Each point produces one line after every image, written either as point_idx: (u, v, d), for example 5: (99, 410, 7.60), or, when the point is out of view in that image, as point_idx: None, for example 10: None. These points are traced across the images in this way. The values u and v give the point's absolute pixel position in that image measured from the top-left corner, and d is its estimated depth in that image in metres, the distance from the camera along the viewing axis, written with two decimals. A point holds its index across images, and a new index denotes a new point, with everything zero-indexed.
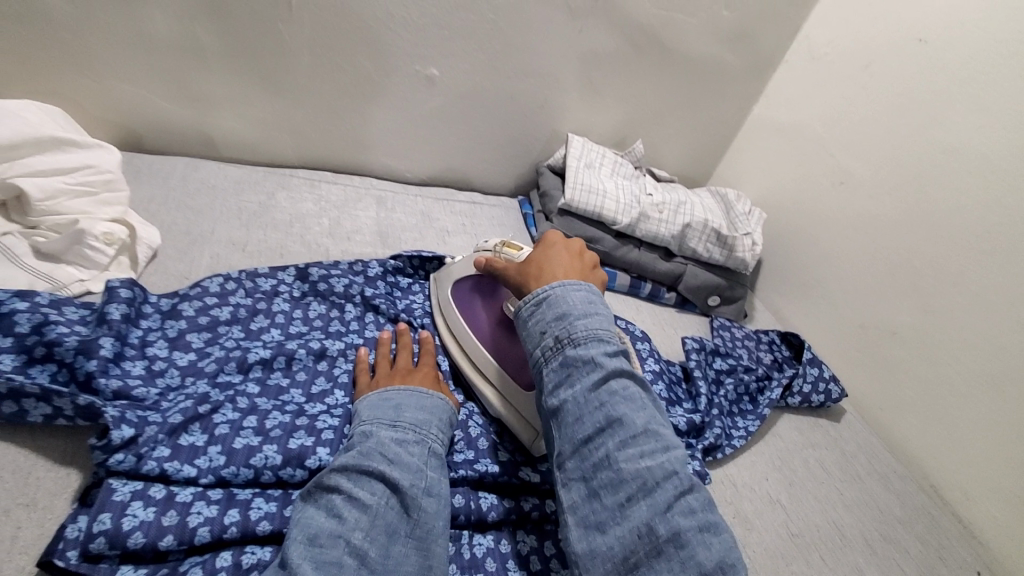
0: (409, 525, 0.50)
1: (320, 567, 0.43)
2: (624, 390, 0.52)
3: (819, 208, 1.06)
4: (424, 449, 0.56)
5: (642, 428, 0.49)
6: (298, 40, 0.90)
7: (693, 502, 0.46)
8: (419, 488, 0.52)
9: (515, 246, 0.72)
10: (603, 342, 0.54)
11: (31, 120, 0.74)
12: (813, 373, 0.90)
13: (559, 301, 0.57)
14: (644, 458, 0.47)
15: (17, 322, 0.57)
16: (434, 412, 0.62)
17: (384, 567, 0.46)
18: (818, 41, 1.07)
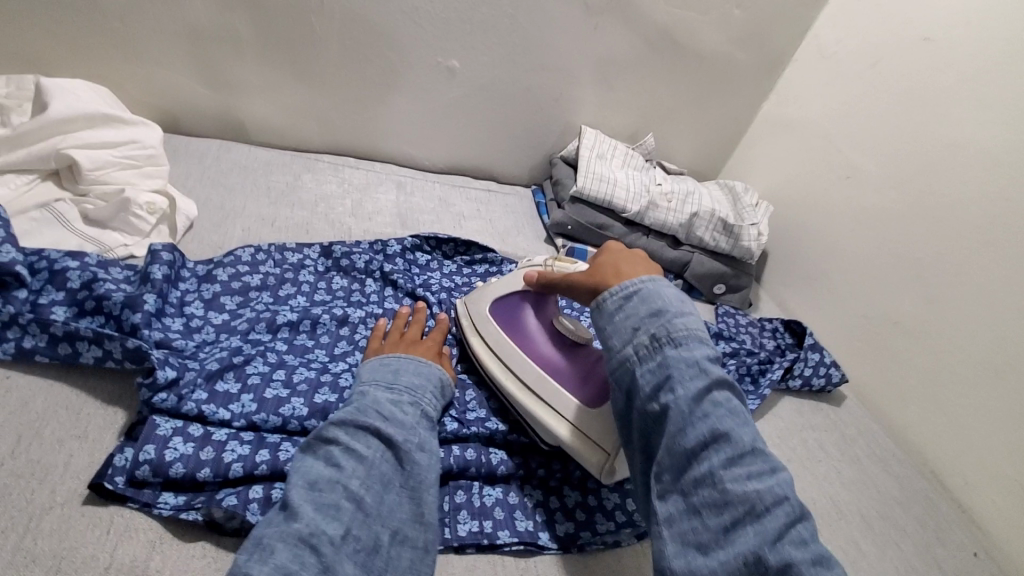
0: (403, 476, 0.53)
1: (321, 510, 0.47)
2: (727, 402, 0.48)
3: (825, 201, 1.09)
4: (417, 409, 0.59)
5: (749, 446, 0.46)
6: (329, 31, 0.95)
7: (805, 532, 0.42)
8: (412, 443, 0.55)
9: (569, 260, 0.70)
10: (704, 347, 0.51)
11: (84, 98, 0.80)
12: (814, 358, 0.93)
13: (654, 300, 0.55)
14: (754, 479, 0.44)
15: (69, 278, 0.63)
16: (429, 377, 0.64)
17: (381, 511, 0.50)
18: (828, 40, 1.10)
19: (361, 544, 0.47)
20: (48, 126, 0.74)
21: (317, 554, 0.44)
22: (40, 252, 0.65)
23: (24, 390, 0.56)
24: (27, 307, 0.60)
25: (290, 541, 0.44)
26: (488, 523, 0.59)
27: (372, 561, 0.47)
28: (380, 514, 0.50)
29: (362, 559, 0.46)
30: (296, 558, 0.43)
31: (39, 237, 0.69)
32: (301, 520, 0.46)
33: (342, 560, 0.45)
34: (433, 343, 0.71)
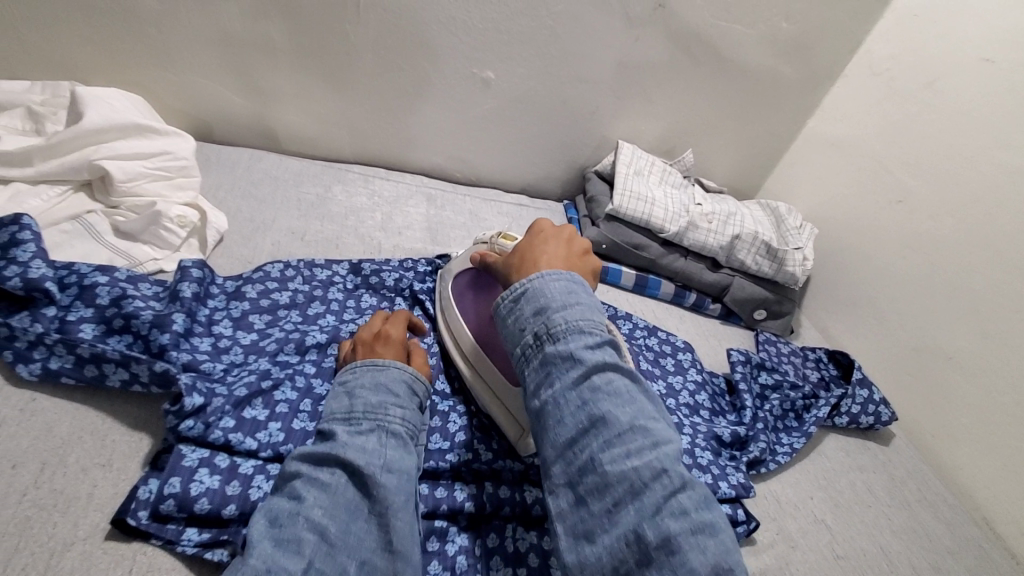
0: (370, 502, 0.46)
1: (279, 545, 0.42)
2: (608, 384, 0.46)
3: (875, 225, 1.03)
4: (382, 431, 0.52)
5: (629, 425, 0.44)
6: (362, 40, 0.93)
7: (687, 501, 0.40)
8: (376, 466, 0.48)
9: (512, 239, 0.70)
10: (586, 334, 0.49)
11: (118, 107, 0.79)
12: (863, 395, 0.88)
13: (536, 294, 0.52)
14: (632, 456, 0.42)
15: (98, 294, 0.62)
16: (391, 390, 0.56)
17: (346, 542, 0.43)
18: (881, 57, 1.05)
19: None
20: (82, 137, 0.73)
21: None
22: (69, 266, 0.64)
23: (49, 413, 0.54)
24: (55, 324, 0.58)
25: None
26: (522, 571, 0.55)
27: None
28: (346, 545, 0.43)
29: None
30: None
31: (69, 249, 0.68)
32: (257, 555, 0.41)
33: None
34: (396, 336, 0.65)
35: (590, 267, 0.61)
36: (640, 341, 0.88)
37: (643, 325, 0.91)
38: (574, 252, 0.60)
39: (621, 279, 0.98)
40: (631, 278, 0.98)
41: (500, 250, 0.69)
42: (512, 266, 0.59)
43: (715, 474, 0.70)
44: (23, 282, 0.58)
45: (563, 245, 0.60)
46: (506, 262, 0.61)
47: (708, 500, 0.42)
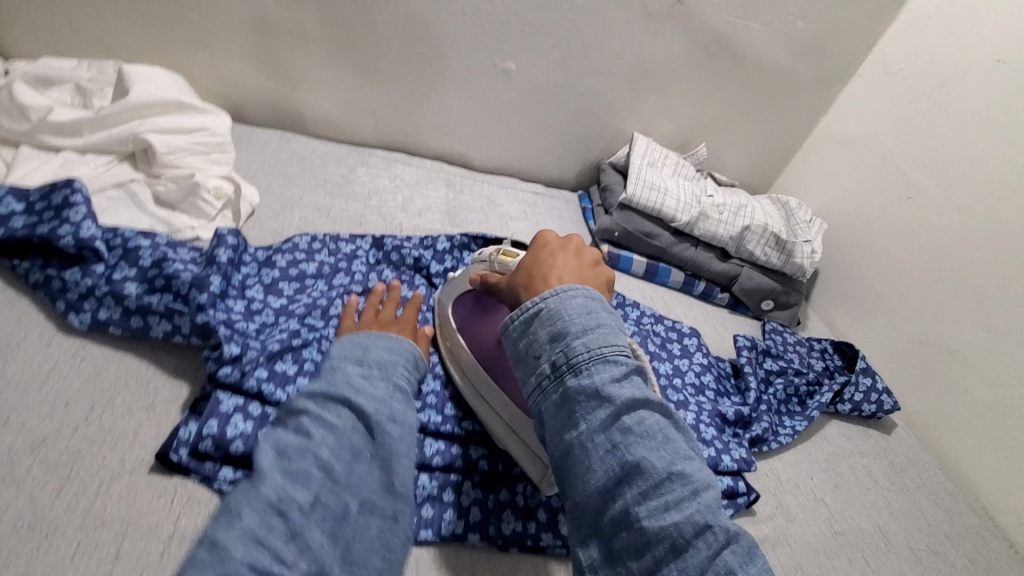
0: (374, 446, 0.51)
1: (288, 477, 0.46)
2: (639, 424, 0.43)
3: (883, 222, 1.05)
4: (388, 383, 0.57)
5: (665, 473, 0.41)
6: (391, 28, 0.97)
7: (733, 559, 0.38)
8: (383, 414, 0.53)
9: (512, 255, 0.64)
10: (611, 367, 0.45)
11: (161, 85, 0.83)
12: (866, 383, 0.90)
13: (553, 318, 0.49)
14: (671, 510, 0.39)
15: (141, 256, 0.66)
16: (400, 351, 0.61)
17: (350, 481, 0.48)
18: (895, 57, 1.07)
19: (329, 511, 0.46)
20: (128, 111, 0.78)
21: (285, 518, 0.44)
22: (115, 230, 0.68)
23: (97, 360, 0.58)
24: (103, 280, 0.63)
25: (257, 507, 0.44)
26: (532, 524, 0.59)
27: (340, 528, 0.46)
28: (350, 483, 0.48)
29: (331, 526, 0.45)
30: (263, 523, 0.43)
31: (114, 215, 0.72)
32: (268, 483, 0.45)
33: (309, 526, 0.44)
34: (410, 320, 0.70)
35: (603, 278, 0.58)
36: (648, 326, 0.91)
37: (651, 313, 0.94)
38: (584, 264, 0.57)
39: (632, 266, 1.02)
40: (642, 266, 1.02)
41: (501, 269, 0.64)
42: (520, 283, 0.57)
43: (718, 448, 0.73)
44: (75, 241, 0.63)
45: (573, 258, 0.57)
46: (513, 280, 0.58)
47: (755, 551, 0.39)
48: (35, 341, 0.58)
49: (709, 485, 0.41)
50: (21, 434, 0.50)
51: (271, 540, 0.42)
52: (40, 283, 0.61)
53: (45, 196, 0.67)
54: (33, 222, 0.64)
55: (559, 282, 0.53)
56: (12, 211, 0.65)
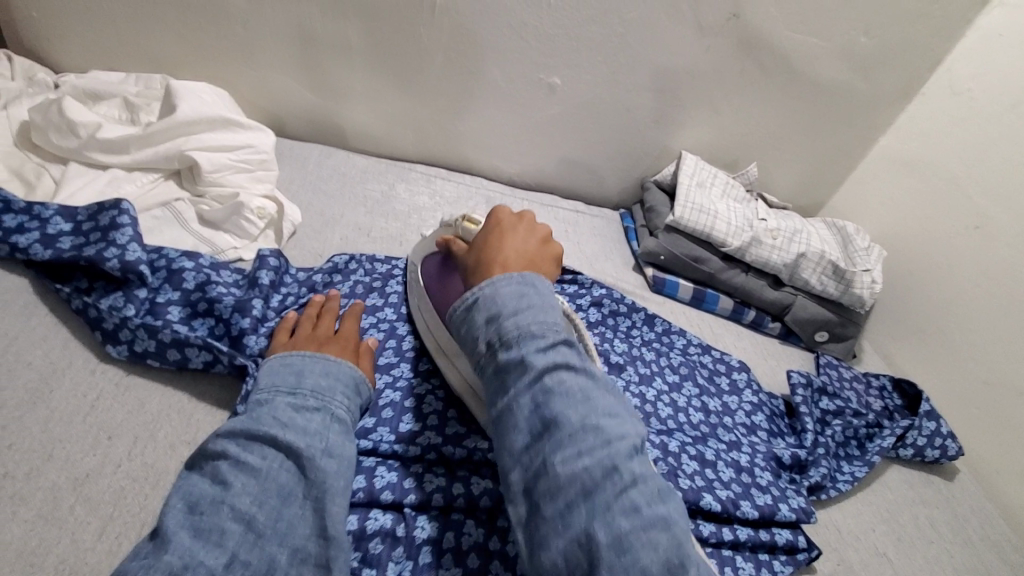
0: (305, 487, 0.46)
1: (199, 536, 0.40)
2: (560, 384, 0.43)
3: (950, 251, 0.99)
4: (324, 414, 0.52)
5: (581, 426, 0.41)
6: (434, 42, 0.95)
7: (640, 500, 0.38)
8: (316, 450, 0.48)
9: (473, 222, 0.67)
10: (538, 335, 0.46)
11: (208, 101, 0.83)
12: (930, 427, 0.84)
13: (487, 300, 0.48)
14: (584, 456, 0.40)
15: (185, 279, 0.66)
16: (338, 377, 0.57)
17: (276, 530, 0.43)
18: (964, 75, 1.00)
19: (249, 570, 0.40)
20: (175, 128, 0.77)
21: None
22: (159, 251, 0.67)
23: (141, 390, 0.57)
24: (146, 307, 0.62)
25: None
26: None
27: None
28: (276, 533, 0.43)
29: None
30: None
31: (160, 235, 0.72)
32: (172, 551, 0.39)
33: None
34: (349, 331, 0.65)
35: (552, 253, 0.57)
36: (694, 357, 0.87)
37: (697, 342, 0.90)
38: (535, 241, 0.56)
39: (678, 291, 0.98)
40: (688, 291, 0.98)
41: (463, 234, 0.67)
42: (469, 259, 0.57)
43: (775, 496, 0.68)
44: (120, 264, 0.62)
45: (523, 235, 0.56)
46: (465, 255, 0.59)
47: (664, 492, 0.40)
48: (80, 368, 0.57)
49: (625, 437, 0.42)
50: (65, 469, 0.49)
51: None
52: (80, 310, 0.60)
53: (93, 216, 0.66)
54: (79, 243, 0.63)
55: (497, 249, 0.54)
56: (60, 231, 0.64)
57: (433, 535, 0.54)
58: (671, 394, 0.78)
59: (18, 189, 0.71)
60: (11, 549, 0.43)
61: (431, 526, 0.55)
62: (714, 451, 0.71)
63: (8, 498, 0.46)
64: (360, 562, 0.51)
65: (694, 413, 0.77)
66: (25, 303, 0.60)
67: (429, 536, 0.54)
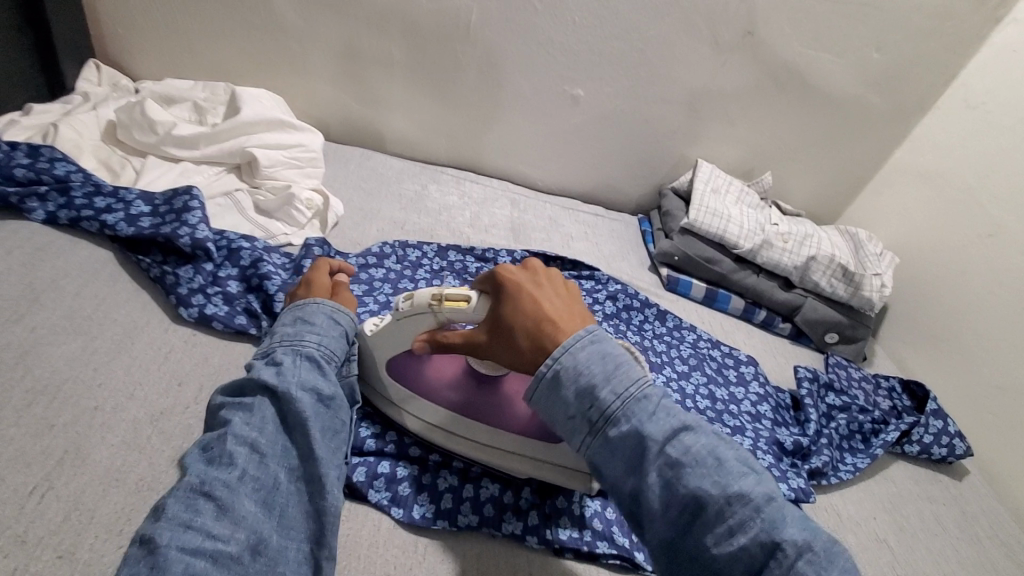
0: (287, 415, 0.50)
1: (212, 463, 0.45)
2: (687, 454, 0.43)
3: (963, 259, 1.01)
4: (296, 356, 0.54)
5: (724, 499, 0.42)
6: (468, 57, 1.04)
7: (812, 569, 0.39)
8: (290, 384, 0.51)
9: (461, 297, 0.56)
10: (643, 404, 0.45)
11: (267, 106, 0.93)
12: (936, 426, 0.86)
13: (573, 373, 0.47)
14: (739, 533, 0.41)
15: (242, 256, 0.75)
16: (305, 321, 0.57)
17: (276, 452, 0.47)
18: (977, 90, 1.04)
19: (258, 483, 0.45)
20: (238, 127, 0.88)
21: (211, 498, 0.42)
22: (222, 233, 0.77)
23: (205, 347, 0.65)
24: (210, 278, 0.71)
25: (180, 495, 0.42)
26: (588, 533, 0.59)
27: (273, 497, 0.45)
28: (277, 453, 0.47)
29: (263, 495, 0.45)
30: (188, 508, 0.41)
31: (222, 220, 0.81)
32: (190, 476, 0.44)
33: (241, 498, 0.43)
34: (324, 281, 0.65)
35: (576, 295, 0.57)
36: (704, 350, 0.91)
37: (707, 337, 0.94)
38: (562, 293, 0.55)
39: (691, 290, 1.03)
40: (701, 291, 1.03)
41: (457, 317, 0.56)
42: (523, 346, 0.51)
43: (775, 475, 0.72)
44: (191, 241, 0.71)
45: (553, 292, 0.55)
46: (509, 341, 0.52)
47: (828, 554, 0.41)
48: (156, 326, 0.66)
49: (770, 498, 0.42)
50: (143, 406, 0.57)
51: (202, 521, 0.40)
52: (158, 277, 0.69)
53: (168, 201, 0.76)
54: (157, 223, 0.73)
55: (556, 326, 0.50)
56: (141, 212, 0.74)
57: (454, 485, 0.61)
58: (679, 381, 0.83)
59: (105, 177, 0.81)
60: (101, 465, 0.52)
61: (452, 478, 0.62)
62: None
63: (98, 425, 0.55)
64: (390, 501, 0.58)
65: (701, 400, 0.82)
66: (111, 271, 0.70)
67: (450, 485, 0.61)
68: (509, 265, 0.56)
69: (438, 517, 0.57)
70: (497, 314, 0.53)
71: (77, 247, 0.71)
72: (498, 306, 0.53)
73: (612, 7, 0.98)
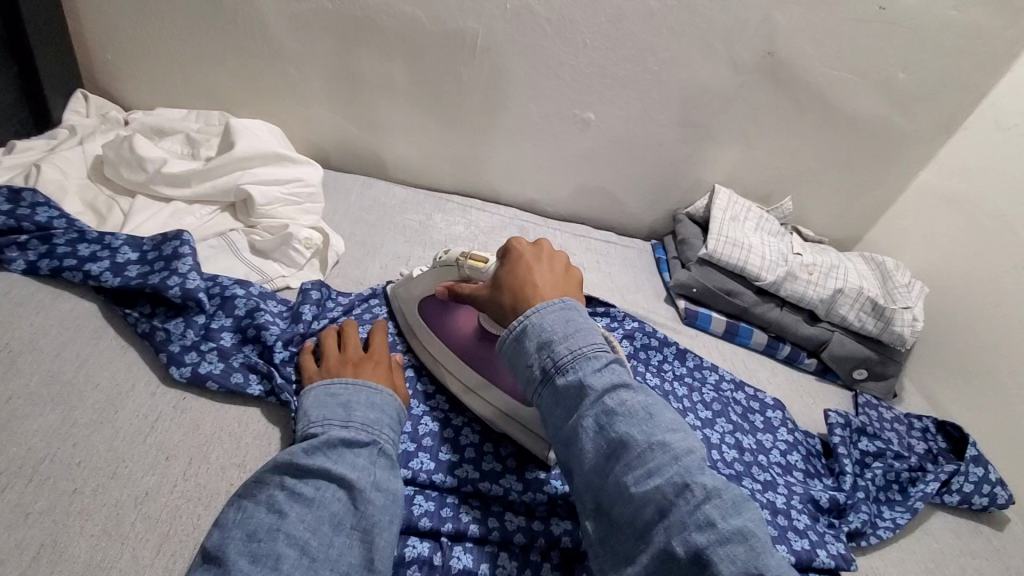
0: (355, 516, 0.47)
1: (257, 563, 0.42)
2: (621, 405, 0.46)
3: (997, 289, 0.96)
4: (373, 448, 0.53)
5: (647, 445, 0.44)
6: (473, 81, 0.99)
7: (715, 513, 0.40)
8: (366, 482, 0.49)
9: (481, 259, 0.62)
10: (592, 360, 0.49)
11: (263, 138, 0.88)
12: (976, 473, 0.81)
13: (537, 328, 0.51)
14: (654, 475, 0.42)
15: (237, 305, 0.70)
16: (385, 410, 0.57)
17: (328, 555, 0.44)
18: (1010, 111, 0.99)
19: None
20: (232, 162, 0.83)
21: None
22: (214, 279, 0.72)
23: (196, 412, 0.60)
24: (202, 332, 0.66)
25: None
26: None
27: None
28: (328, 558, 0.44)
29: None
30: None
31: (215, 263, 0.76)
32: None
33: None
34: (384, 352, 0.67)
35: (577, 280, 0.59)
36: (727, 393, 0.86)
37: (730, 377, 0.89)
38: (566, 273, 0.58)
39: (711, 324, 0.98)
40: (721, 325, 0.97)
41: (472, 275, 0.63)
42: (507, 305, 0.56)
43: (812, 540, 0.67)
44: (181, 292, 0.66)
45: (555, 268, 0.58)
46: (497, 299, 0.57)
47: (739, 503, 0.41)
48: (142, 390, 0.61)
49: (691, 452, 0.44)
50: (127, 487, 0.52)
51: None
52: (147, 333, 0.64)
53: (158, 246, 0.71)
54: (145, 271, 0.68)
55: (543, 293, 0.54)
56: (128, 260, 0.69)
57: (469, 566, 0.55)
58: (703, 430, 0.78)
59: (90, 220, 0.76)
60: (79, 560, 0.47)
61: (468, 557, 0.56)
62: (749, 491, 0.70)
63: (77, 512, 0.50)
64: None
65: (728, 451, 0.76)
66: (95, 326, 0.65)
67: (465, 566, 0.55)
68: (523, 239, 0.60)
69: None
70: (496, 276, 0.58)
71: (59, 301, 0.66)
72: (499, 271, 0.59)
73: (625, 28, 0.93)
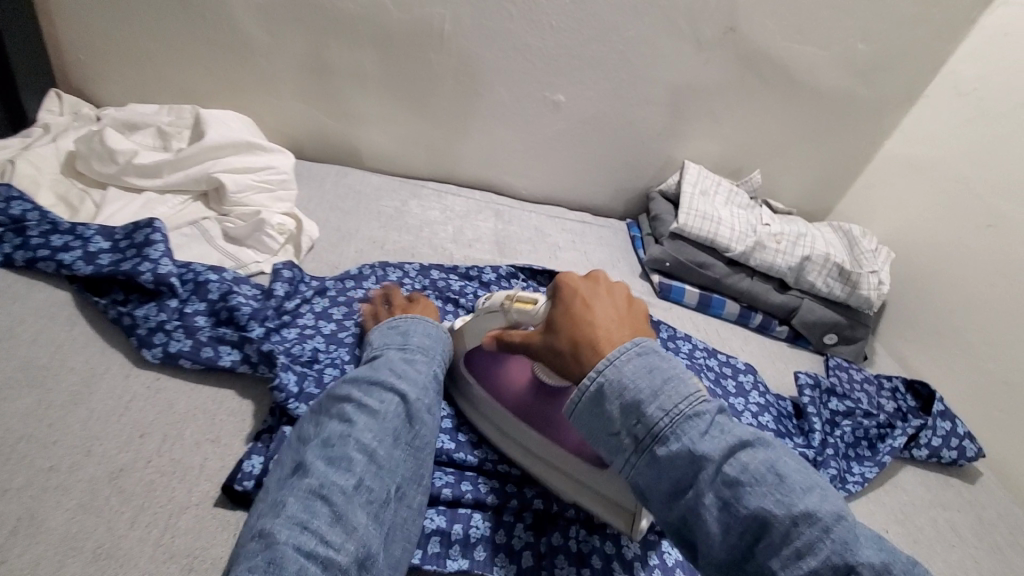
0: (411, 432, 0.53)
1: (332, 463, 0.47)
2: (745, 472, 0.41)
3: (961, 251, 0.98)
4: (428, 372, 0.59)
5: (791, 518, 0.39)
6: (443, 67, 1.00)
7: None
8: (421, 400, 0.55)
9: (529, 301, 0.57)
10: (693, 420, 0.43)
11: (234, 129, 0.89)
12: (944, 428, 0.83)
13: (615, 386, 0.45)
14: (808, 557, 0.38)
15: (210, 290, 0.70)
16: (438, 341, 0.64)
17: (391, 466, 0.49)
18: (967, 76, 1.01)
19: (372, 494, 0.47)
20: (203, 152, 0.84)
21: (329, 504, 0.45)
22: (188, 265, 0.72)
23: (171, 391, 0.62)
24: (176, 315, 0.67)
25: (300, 495, 0.45)
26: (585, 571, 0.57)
27: (382, 512, 0.47)
28: (391, 468, 0.49)
29: (374, 509, 0.46)
30: (306, 509, 0.44)
31: (188, 250, 0.77)
32: (312, 474, 0.46)
33: (354, 509, 0.45)
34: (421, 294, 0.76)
35: (641, 312, 0.54)
36: (700, 360, 0.88)
37: (703, 346, 0.91)
38: (626, 307, 0.53)
39: (684, 297, 0.99)
40: (694, 296, 0.99)
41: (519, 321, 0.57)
42: (565, 352, 0.50)
43: None
44: (153, 277, 0.67)
45: (613, 303, 0.52)
46: (553, 344, 0.51)
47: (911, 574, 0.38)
48: (116, 372, 0.62)
49: (840, 516, 0.39)
50: (103, 463, 0.54)
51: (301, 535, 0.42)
52: (117, 318, 0.65)
53: (129, 234, 0.72)
54: (117, 259, 0.69)
55: (607, 334, 0.49)
56: (100, 249, 0.70)
57: (443, 526, 0.57)
58: None
59: (63, 212, 0.77)
60: (55, 532, 0.48)
61: (441, 518, 0.58)
62: None
63: (54, 488, 0.51)
64: None
65: None
66: (69, 314, 0.66)
67: (438, 526, 0.57)
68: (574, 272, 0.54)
69: (427, 562, 0.54)
70: (550, 315, 0.53)
71: (34, 291, 0.67)
72: (551, 309, 0.53)
73: (588, 8, 0.94)
